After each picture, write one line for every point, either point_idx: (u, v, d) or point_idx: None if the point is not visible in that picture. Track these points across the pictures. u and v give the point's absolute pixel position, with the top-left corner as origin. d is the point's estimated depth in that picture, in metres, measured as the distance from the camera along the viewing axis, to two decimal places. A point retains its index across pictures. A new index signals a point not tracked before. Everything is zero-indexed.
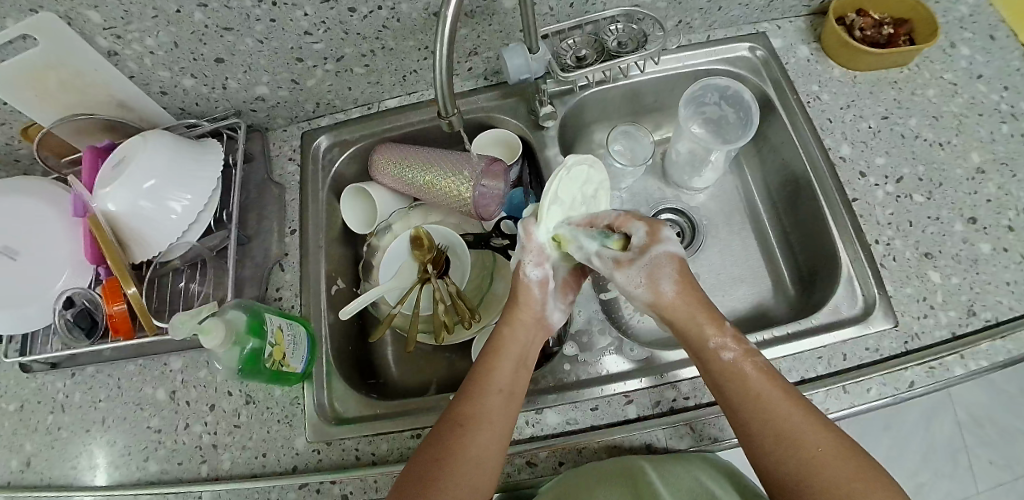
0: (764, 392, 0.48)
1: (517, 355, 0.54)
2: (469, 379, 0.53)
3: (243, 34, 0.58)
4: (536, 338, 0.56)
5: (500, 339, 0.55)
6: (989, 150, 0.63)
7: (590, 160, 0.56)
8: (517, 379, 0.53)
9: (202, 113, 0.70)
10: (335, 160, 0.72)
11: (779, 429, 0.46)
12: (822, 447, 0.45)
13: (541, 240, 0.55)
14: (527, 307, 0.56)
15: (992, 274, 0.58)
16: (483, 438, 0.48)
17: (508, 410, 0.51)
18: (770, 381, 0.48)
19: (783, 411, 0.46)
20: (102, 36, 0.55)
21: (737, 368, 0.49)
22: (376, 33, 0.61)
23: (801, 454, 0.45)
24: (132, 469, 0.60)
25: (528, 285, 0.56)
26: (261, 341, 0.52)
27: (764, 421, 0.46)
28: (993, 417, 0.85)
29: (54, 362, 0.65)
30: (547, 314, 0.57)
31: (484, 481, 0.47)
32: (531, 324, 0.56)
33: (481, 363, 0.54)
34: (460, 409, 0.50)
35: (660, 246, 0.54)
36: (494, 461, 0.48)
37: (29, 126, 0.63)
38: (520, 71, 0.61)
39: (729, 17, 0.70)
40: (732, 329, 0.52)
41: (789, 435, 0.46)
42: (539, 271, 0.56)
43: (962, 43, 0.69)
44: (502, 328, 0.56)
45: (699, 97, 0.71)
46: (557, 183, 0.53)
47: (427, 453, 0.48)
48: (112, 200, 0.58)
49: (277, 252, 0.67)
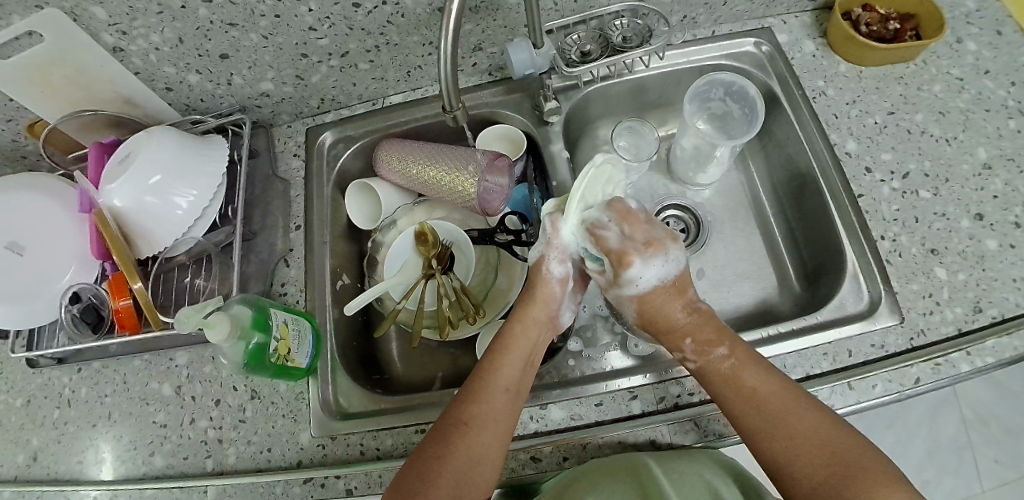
0: (737, 390, 0.49)
1: (525, 352, 0.54)
2: (472, 376, 0.53)
3: (247, 29, 0.58)
4: (545, 336, 0.57)
5: (510, 334, 0.55)
6: (996, 146, 0.63)
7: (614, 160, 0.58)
8: (522, 378, 0.53)
9: (207, 109, 0.70)
10: (340, 156, 0.72)
11: (757, 423, 0.48)
12: (801, 436, 0.46)
13: (566, 237, 0.57)
14: (543, 305, 0.57)
15: (999, 270, 0.57)
16: (486, 435, 0.49)
17: (512, 407, 0.51)
18: (742, 377, 0.50)
19: (758, 406, 0.48)
20: (107, 32, 0.55)
21: (713, 370, 0.51)
22: (381, 28, 0.61)
23: (782, 445, 0.46)
24: (138, 464, 0.60)
25: (549, 281, 0.57)
26: (266, 336, 0.53)
27: (744, 417, 0.48)
28: (998, 414, 0.84)
29: (61, 357, 0.66)
30: (559, 314, 0.58)
31: (484, 479, 0.47)
32: (543, 322, 0.57)
33: (484, 360, 0.54)
34: (457, 409, 0.50)
35: (627, 288, 0.55)
36: (495, 459, 0.49)
37: (34, 122, 0.63)
38: (524, 66, 0.62)
39: (735, 12, 0.70)
40: (712, 329, 0.53)
41: (767, 430, 0.47)
42: (562, 267, 0.57)
43: (969, 38, 0.69)
44: (513, 324, 0.56)
45: (704, 93, 0.71)
46: (582, 183, 0.55)
47: (426, 446, 0.48)
48: (117, 196, 0.58)
49: (282, 247, 0.67)
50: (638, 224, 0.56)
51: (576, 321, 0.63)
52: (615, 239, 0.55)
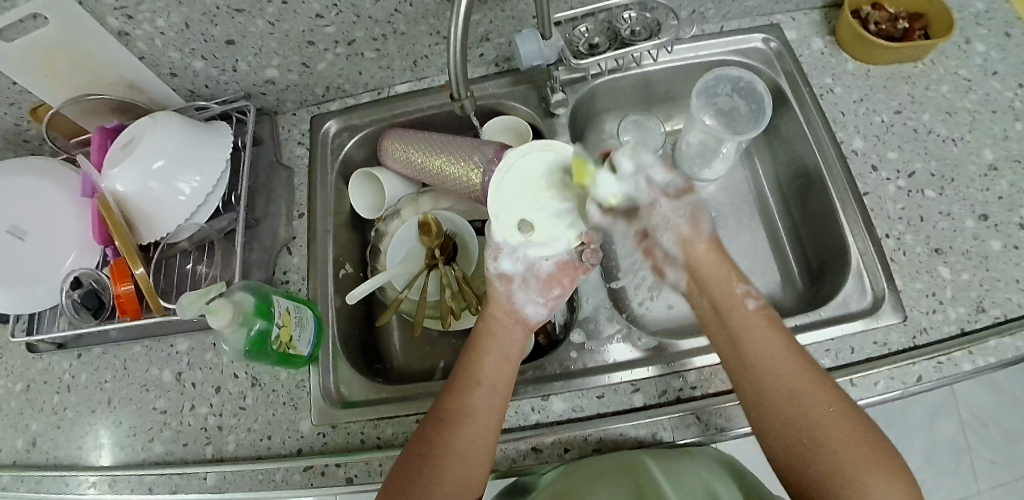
0: (776, 345, 0.49)
1: (495, 346, 0.54)
2: (454, 371, 0.54)
3: (254, 15, 0.58)
4: (513, 334, 0.55)
5: (478, 331, 0.55)
6: (1002, 147, 0.63)
7: (543, 146, 0.51)
8: (498, 371, 0.52)
9: (212, 96, 0.69)
10: (344, 144, 0.72)
11: (789, 379, 0.47)
12: (821, 403, 0.46)
13: (499, 239, 0.51)
14: (500, 299, 0.56)
15: (1003, 271, 0.57)
16: (468, 432, 0.48)
17: (493, 401, 0.50)
18: (778, 333, 0.50)
19: (775, 380, 0.47)
20: (113, 16, 0.55)
21: (753, 321, 0.51)
22: (388, 17, 0.60)
23: (812, 410, 0.45)
24: (137, 450, 0.60)
25: (490, 279, 0.56)
26: (268, 323, 0.52)
27: (775, 369, 0.48)
28: (997, 416, 0.84)
29: (61, 343, 0.65)
30: (521, 308, 0.56)
31: (473, 477, 0.47)
32: (504, 316, 0.56)
33: (464, 355, 0.54)
34: (445, 409, 0.50)
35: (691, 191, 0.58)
36: (481, 454, 0.48)
37: (37, 106, 0.63)
38: (532, 57, 0.61)
39: (744, 8, 0.70)
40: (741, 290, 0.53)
41: (798, 390, 0.46)
42: (497, 266, 0.55)
43: (977, 39, 0.69)
44: (478, 322, 0.56)
45: (711, 88, 0.70)
46: (497, 181, 0.50)
47: (415, 449, 0.48)
48: (121, 181, 0.58)
49: (286, 234, 0.67)
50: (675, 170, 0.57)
51: (579, 313, 0.63)
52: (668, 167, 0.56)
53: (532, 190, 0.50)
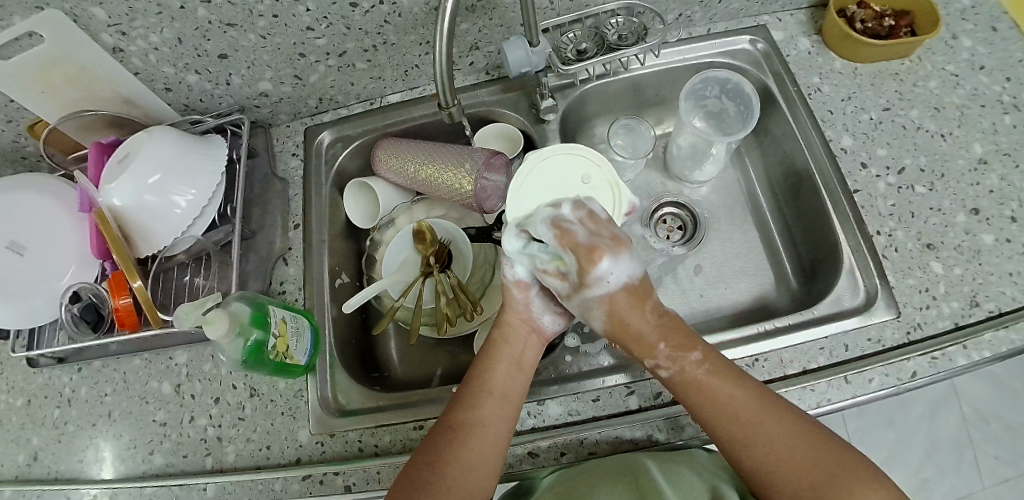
0: (714, 395, 0.47)
1: (508, 356, 0.54)
2: (465, 381, 0.54)
3: (246, 29, 0.59)
4: (529, 342, 0.56)
5: (493, 341, 0.56)
6: (992, 141, 0.63)
7: (565, 148, 0.59)
8: (509, 380, 0.53)
9: (206, 110, 0.70)
10: (338, 155, 0.72)
11: (733, 429, 0.46)
12: (772, 444, 0.45)
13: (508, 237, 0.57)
14: (517, 311, 0.57)
15: (995, 265, 0.57)
16: (476, 441, 0.48)
17: (503, 412, 0.51)
18: (715, 377, 0.48)
19: (720, 431, 0.47)
20: (107, 33, 0.56)
21: (686, 377, 0.49)
22: (378, 28, 0.61)
23: (763, 456, 0.45)
24: (137, 462, 0.61)
25: (508, 286, 0.57)
26: (264, 333, 0.53)
27: (717, 424, 0.47)
28: (999, 411, 0.84)
29: (61, 357, 0.66)
30: (539, 319, 0.57)
31: (478, 487, 0.47)
32: (520, 325, 0.57)
33: (476, 364, 0.54)
34: (453, 419, 0.50)
35: (594, 287, 0.52)
36: (487, 463, 0.48)
37: (35, 123, 0.64)
38: (520, 64, 0.60)
39: (730, 10, 0.70)
40: (682, 333, 0.51)
41: (744, 436, 0.46)
42: (514, 273, 0.56)
43: (964, 34, 0.69)
44: (494, 331, 0.56)
45: (700, 91, 0.72)
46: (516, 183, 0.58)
47: (420, 460, 0.48)
48: (117, 195, 0.58)
49: (281, 246, 0.67)
50: (603, 223, 0.54)
51: None
52: (582, 235, 0.52)
53: (551, 192, 0.58)
